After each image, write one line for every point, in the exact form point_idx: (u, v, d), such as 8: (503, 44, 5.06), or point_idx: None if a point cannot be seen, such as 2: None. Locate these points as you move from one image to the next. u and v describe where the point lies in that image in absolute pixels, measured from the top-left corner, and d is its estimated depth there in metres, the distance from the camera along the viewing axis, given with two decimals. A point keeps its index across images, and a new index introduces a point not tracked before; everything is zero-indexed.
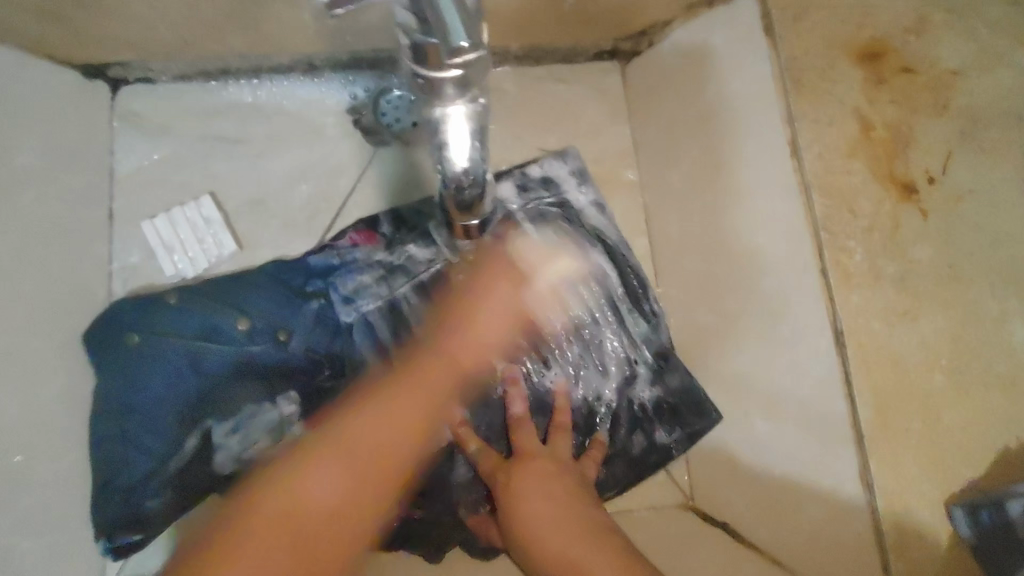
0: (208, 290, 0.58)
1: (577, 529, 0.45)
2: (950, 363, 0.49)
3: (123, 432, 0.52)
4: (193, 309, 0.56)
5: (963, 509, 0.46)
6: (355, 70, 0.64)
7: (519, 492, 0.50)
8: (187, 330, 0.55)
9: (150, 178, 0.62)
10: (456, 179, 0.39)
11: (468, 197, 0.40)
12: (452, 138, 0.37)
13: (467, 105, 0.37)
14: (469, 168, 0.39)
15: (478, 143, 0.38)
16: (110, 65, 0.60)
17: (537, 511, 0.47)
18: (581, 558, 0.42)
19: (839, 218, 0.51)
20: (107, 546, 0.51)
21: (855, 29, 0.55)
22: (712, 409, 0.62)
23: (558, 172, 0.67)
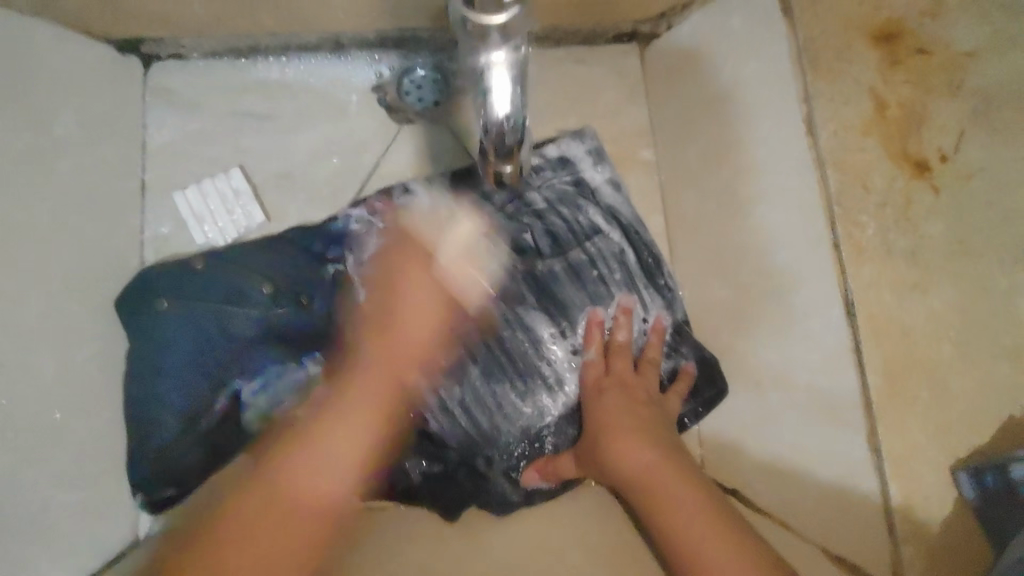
0: (235, 257, 0.59)
1: (675, 473, 0.49)
2: (959, 335, 0.50)
3: (154, 392, 0.54)
4: (219, 274, 0.58)
5: (967, 472, 0.47)
6: (381, 49, 0.65)
7: (605, 416, 0.54)
8: (214, 294, 0.57)
9: (180, 151, 0.64)
10: (497, 126, 0.39)
11: (509, 143, 0.40)
12: (496, 84, 0.38)
13: (510, 52, 0.38)
14: (509, 116, 0.39)
15: (518, 90, 0.39)
16: (143, 41, 0.62)
17: (633, 451, 0.51)
18: (677, 502, 0.47)
19: (851, 193, 0.53)
20: (145, 499, 0.54)
21: (870, 11, 0.57)
22: (721, 379, 0.64)
23: (575, 152, 0.67)
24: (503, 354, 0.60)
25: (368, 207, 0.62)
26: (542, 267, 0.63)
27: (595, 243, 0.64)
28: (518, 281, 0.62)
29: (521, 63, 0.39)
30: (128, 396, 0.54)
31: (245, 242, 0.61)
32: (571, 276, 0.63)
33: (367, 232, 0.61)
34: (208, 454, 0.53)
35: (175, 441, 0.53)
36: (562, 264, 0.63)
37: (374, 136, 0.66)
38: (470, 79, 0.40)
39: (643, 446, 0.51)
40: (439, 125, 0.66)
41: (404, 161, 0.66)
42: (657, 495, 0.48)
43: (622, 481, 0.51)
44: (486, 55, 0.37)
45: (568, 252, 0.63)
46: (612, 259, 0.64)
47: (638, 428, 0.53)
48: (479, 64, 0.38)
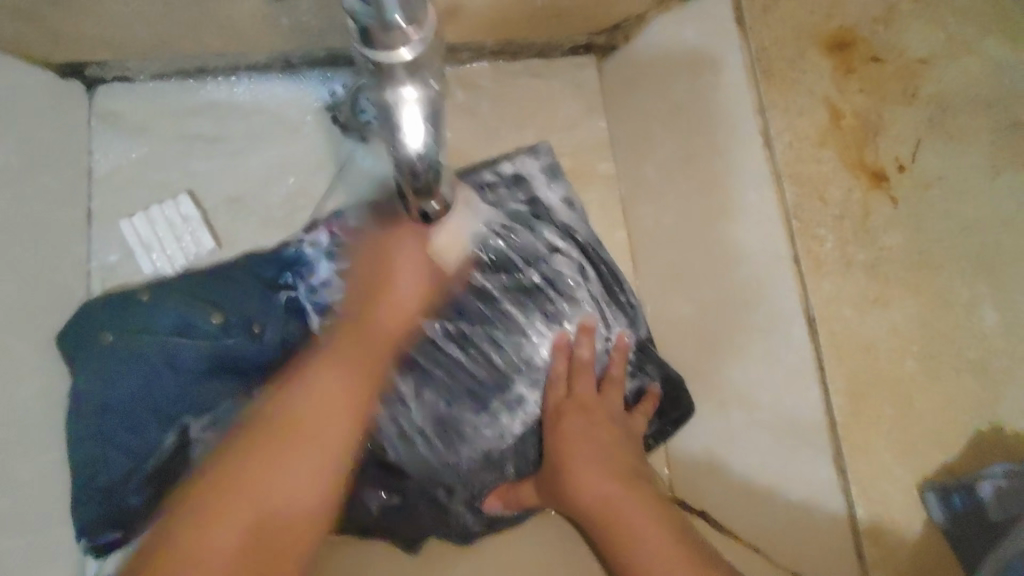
0: (183, 286, 0.58)
1: (638, 507, 0.50)
2: (920, 349, 0.50)
3: (100, 431, 0.53)
4: (166, 306, 0.57)
5: (934, 492, 0.47)
6: (333, 67, 0.64)
7: (567, 448, 0.55)
8: (161, 326, 0.56)
9: (128, 178, 0.62)
10: (411, 165, 0.38)
11: (424, 180, 0.40)
12: (406, 122, 0.37)
13: (420, 88, 0.36)
14: (423, 153, 0.38)
15: (432, 128, 0.38)
16: (87, 65, 0.61)
17: (595, 484, 0.52)
18: (640, 537, 0.48)
19: (810, 208, 0.52)
20: (90, 544, 0.52)
21: (823, 20, 0.56)
22: (688, 401, 0.61)
23: (529, 169, 0.66)
24: (463, 379, 0.60)
25: (321, 231, 0.61)
26: (495, 291, 0.63)
27: (551, 263, 0.64)
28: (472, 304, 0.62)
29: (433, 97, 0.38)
30: (72, 436, 0.53)
31: (195, 270, 0.59)
32: (527, 297, 0.63)
33: (320, 256, 0.61)
34: (159, 493, 0.53)
35: (126, 479, 0.53)
36: (518, 284, 0.63)
37: (328, 157, 0.64)
38: (381, 113, 0.39)
39: (604, 479, 0.52)
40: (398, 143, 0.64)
41: (359, 181, 0.64)
42: (618, 525, 0.50)
43: (584, 515, 0.52)
44: (394, 92, 0.36)
45: (524, 272, 0.63)
46: (569, 279, 0.63)
47: (600, 458, 0.53)
48: (388, 99, 0.36)
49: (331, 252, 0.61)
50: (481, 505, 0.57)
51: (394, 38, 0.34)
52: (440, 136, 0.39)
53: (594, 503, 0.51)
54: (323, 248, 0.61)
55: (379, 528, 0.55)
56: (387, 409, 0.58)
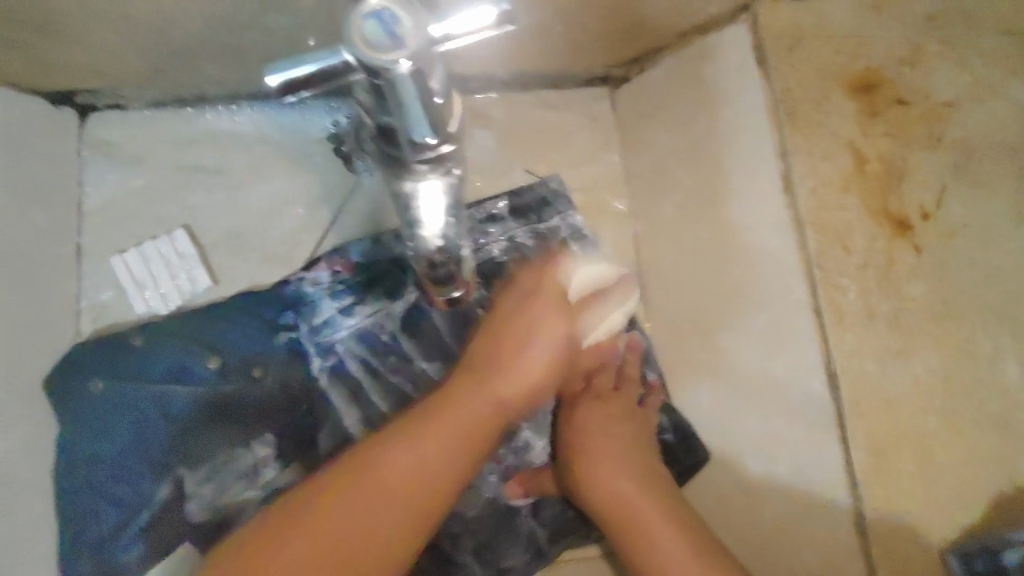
0: (179, 328, 0.56)
1: (663, 511, 0.49)
2: (944, 404, 0.48)
3: (92, 484, 0.50)
4: (162, 350, 0.54)
5: (957, 556, 0.46)
6: (337, 97, 0.61)
7: (583, 444, 0.53)
8: (155, 373, 0.53)
9: (120, 210, 0.60)
10: (429, 256, 0.42)
11: (443, 274, 0.43)
12: (426, 214, 0.42)
13: (440, 180, 0.42)
14: (440, 242, 0.42)
15: (451, 216, 0.42)
16: (78, 91, 0.58)
17: (617, 486, 0.50)
18: (664, 546, 0.47)
19: (832, 256, 0.51)
20: None
21: (848, 58, 0.55)
22: (700, 446, 0.58)
23: (541, 202, 0.65)
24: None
25: (325, 268, 0.58)
26: None
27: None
28: None
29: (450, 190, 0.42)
30: (62, 489, 0.51)
31: (191, 311, 0.57)
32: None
33: (322, 293, 0.58)
34: (151, 550, 0.50)
35: (114, 534, 0.50)
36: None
37: (333, 188, 0.62)
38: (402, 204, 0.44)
39: (619, 474, 0.51)
40: None
41: (364, 215, 0.62)
42: (626, 518, 0.49)
43: (598, 511, 0.50)
44: (414, 184, 0.42)
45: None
46: None
47: (616, 451, 0.52)
48: (406, 190, 0.42)
49: (333, 290, 0.58)
50: (488, 557, 0.55)
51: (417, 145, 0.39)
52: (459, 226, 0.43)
53: (621, 506, 0.49)
54: (325, 283, 0.58)
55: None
56: None
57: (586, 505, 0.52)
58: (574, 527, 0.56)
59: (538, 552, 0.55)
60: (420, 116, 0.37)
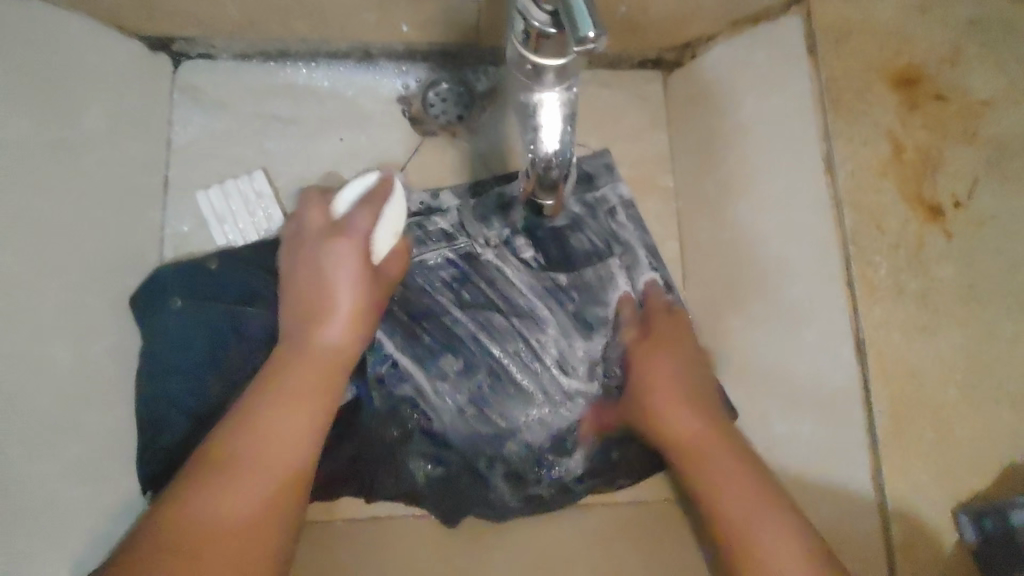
0: (249, 257, 0.61)
1: (732, 444, 0.51)
2: (964, 379, 0.51)
3: (166, 391, 0.55)
4: (234, 276, 0.60)
5: (968, 516, 0.49)
6: (409, 61, 0.67)
7: (654, 381, 0.56)
8: (227, 295, 0.59)
9: (204, 152, 0.65)
10: (546, 160, 0.45)
11: (553, 174, 0.46)
12: (545, 121, 0.43)
13: (562, 91, 0.42)
14: (558, 152, 0.44)
15: (568, 128, 0.44)
16: (175, 39, 0.64)
17: (686, 422, 0.53)
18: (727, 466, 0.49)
19: (867, 234, 0.54)
20: (151, 499, 0.55)
21: (892, 55, 0.58)
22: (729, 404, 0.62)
23: (593, 174, 0.69)
24: (510, 366, 0.61)
25: None
26: (542, 286, 0.63)
27: (608, 265, 0.64)
28: (521, 296, 0.63)
29: (570, 101, 0.43)
30: (141, 396, 0.56)
31: (262, 244, 0.62)
32: (583, 295, 0.63)
33: None
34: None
35: (187, 438, 0.55)
36: (573, 281, 0.64)
37: (399, 146, 0.67)
38: (522, 112, 0.45)
39: (698, 416, 0.53)
40: (464, 139, 0.68)
41: (425, 171, 0.67)
42: (702, 451, 0.51)
43: (675, 444, 0.53)
44: (538, 94, 0.42)
45: (580, 270, 0.64)
46: (620, 283, 0.64)
47: (683, 392, 0.55)
48: (531, 101, 0.42)
49: None
50: (518, 484, 0.59)
51: (560, 48, 0.37)
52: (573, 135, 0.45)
53: (692, 442, 0.52)
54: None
55: (421, 496, 0.58)
56: (432, 381, 0.60)
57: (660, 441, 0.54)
58: (601, 469, 0.60)
59: (563, 488, 0.60)
60: (580, 12, 0.34)
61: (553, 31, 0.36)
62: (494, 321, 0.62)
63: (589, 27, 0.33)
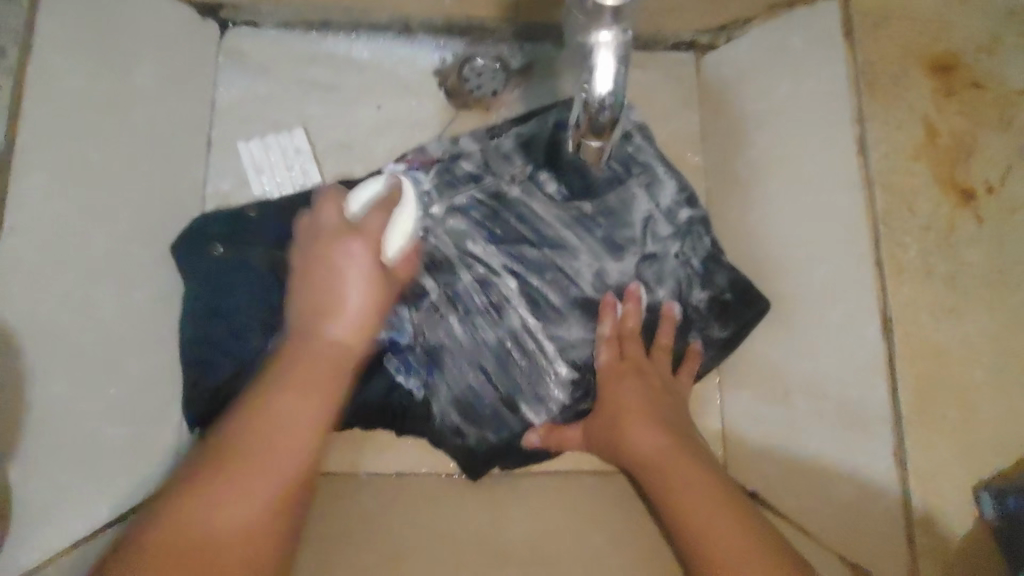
0: (285, 205, 0.63)
1: (682, 453, 0.53)
2: (991, 362, 0.52)
3: (210, 333, 0.58)
4: (273, 222, 0.62)
5: (989, 493, 0.49)
6: (448, 35, 0.69)
7: (614, 392, 0.58)
8: (269, 241, 0.61)
9: (244, 114, 0.66)
10: (597, 101, 0.45)
11: (604, 118, 0.46)
12: (601, 62, 0.43)
13: (617, 34, 0.42)
14: (611, 93, 0.44)
15: (621, 70, 0.44)
16: (224, 5, 0.66)
17: (631, 407, 0.57)
18: (679, 473, 0.52)
19: (897, 216, 0.55)
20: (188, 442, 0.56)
21: (930, 41, 0.59)
22: (761, 298, 0.62)
23: None
24: (547, 292, 0.64)
25: (407, 162, 0.66)
26: (569, 218, 0.66)
27: (629, 188, 0.67)
28: (553, 229, 0.65)
29: (625, 44, 0.43)
30: (185, 339, 0.58)
31: (297, 194, 0.64)
32: (609, 221, 0.66)
33: (398, 182, 0.65)
34: None
35: (225, 382, 0.57)
36: (598, 208, 0.66)
37: (433, 117, 0.69)
38: (578, 59, 0.46)
39: (652, 427, 0.55)
40: (500, 112, 0.69)
41: (459, 138, 0.68)
42: (660, 466, 0.53)
43: (632, 461, 0.55)
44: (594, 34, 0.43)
45: (603, 197, 0.66)
46: (644, 200, 0.67)
47: (646, 413, 0.56)
48: (588, 43, 0.43)
49: (412, 181, 0.65)
50: (565, 405, 0.62)
51: None
52: (627, 79, 0.45)
53: (627, 442, 0.55)
54: (412, 177, 0.65)
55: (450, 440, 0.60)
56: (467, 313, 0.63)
57: (600, 444, 0.58)
58: None
59: None
60: None
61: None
62: (529, 255, 0.64)
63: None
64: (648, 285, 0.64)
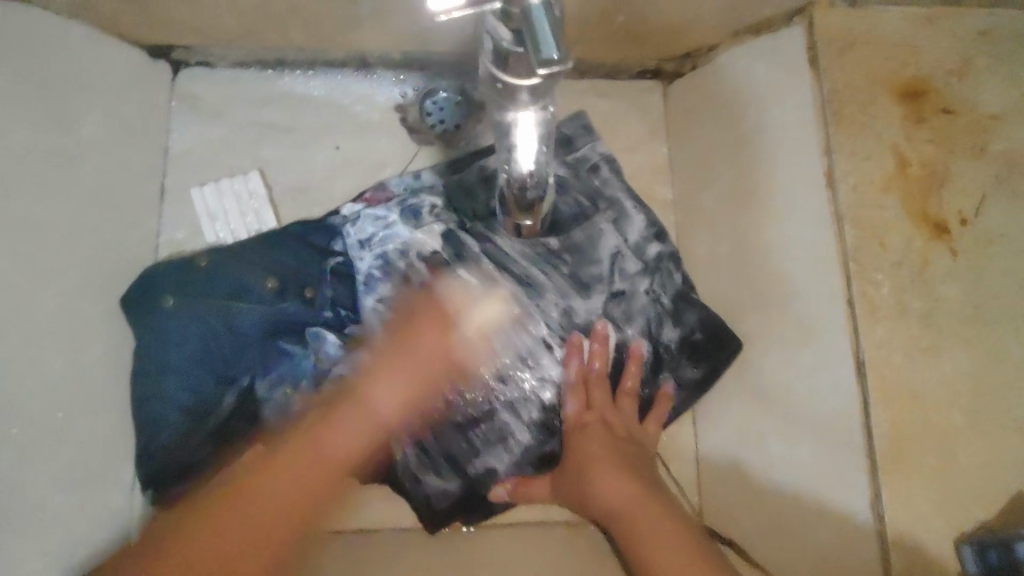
0: (237, 253, 0.61)
1: (654, 506, 0.51)
2: (969, 404, 0.49)
3: (160, 391, 0.56)
4: (224, 271, 0.60)
5: (970, 547, 0.47)
6: (406, 70, 0.67)
7: (580, 443, 0.57)
8: (218, 291, 0.59)
9: (200, 159, 0.65)
10: (521, 178, 0.48)
11: (529, 189, 0.50)
12: (521, 142, 0.45)
13: (537, 114, 0.43)
14: (532, 170, 0.47)
15: (542, 148, 0.46)
16: (174, 48, 0.64)
17: (597, 457, 0.55)
18: (650, 527, 0.49)
19: (868, 251, 0.52)
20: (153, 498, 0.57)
21: (898, 67, 0.57)
22: (731, 337, 0.62)
23: (571, 131, 0.70)
24: (512, 330, 0.62)
25: (365, 201, 0.64)
26: (535, 256, 0.64)
27: (595, 223, 0.65)
28: (519, 268, 0.63)
29: (545, 120, 0.44)
30: (134, 399, 0.56)
31: (253, 240, 0.62)
32: (575, 257, 0.64)
33: (354, 222, 0.64)
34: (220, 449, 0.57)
35: (184, 440, 0.56)
36: (563, 244, 0.64)
37: (393, 155, 0.67)
38: (501, 126, 0.46)
39: (621, 478, 0.53)
40: (458, 148, 0.68)
41: (420, 173, 0.66)
42: (631, 522, 0.51)
43: (602, 514, 0.53)
44: (512, 114, 0.43)
45: (568, 233, 0.65)
46: (611, 235, 0.65)
47: (616, 463, 0.55)
48: (507, 121, 0.44)
49: (370, 220, 0.64)
50: (532, 449, 0.61)
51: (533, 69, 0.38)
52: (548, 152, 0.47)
53: (594, 494, 0.53)
54: (371, 214, 0.64)
55: (416, 490, 0.60)
56: None
57: (568, 497, 0.56)
58: None
59: None
60: (546, 39, 0.34)
61: (522, 51, 0.37)
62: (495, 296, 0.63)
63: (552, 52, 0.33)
64: (617, 324, 0.63)
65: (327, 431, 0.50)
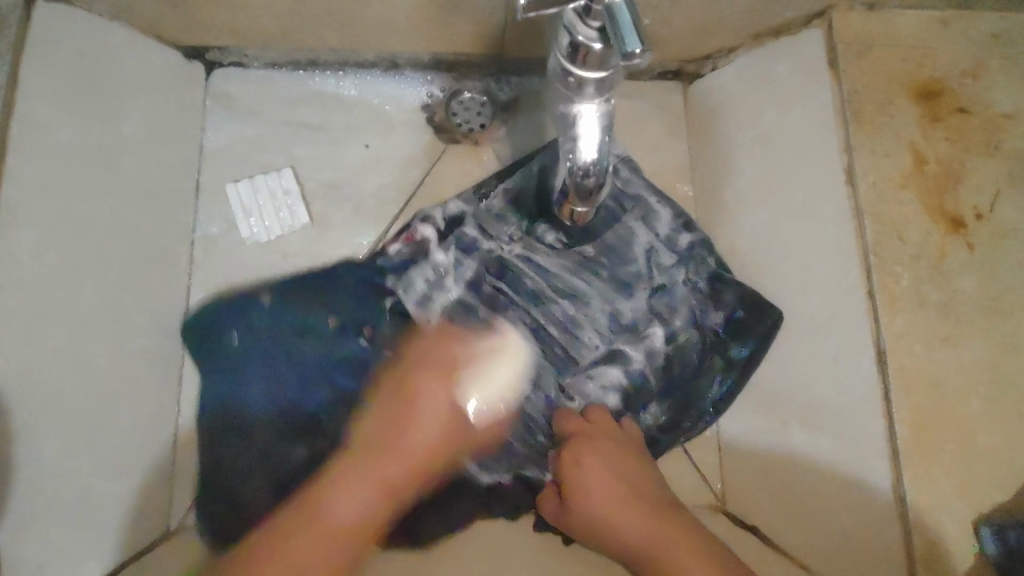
0: (298, 287, 0.63)
1: (676, 540, 0.49)
2: (987, 392, 0.51)
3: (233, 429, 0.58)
4: (290, 308, 0.62)
5: (989, 528, 0.48)
6: (434, 71, 0.69)
7: (580, 476, 0.55)
8: (284, 326, 0.61)
9: (233, 157, 0.67)
10: (584, 168, 0.48)
11: (590, 182, 0.49)
12: (585, 131, 0.46)
13: (601, 102, 0.45)
14: (596, 159, 0.48)
15: (605, 136, 0.47)
16: (210, 49, 0.66)
17: (598, 492, 0.54)
18: (676, 565, 0.47)
19: (888, 245, 0.54)
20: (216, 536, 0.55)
21: (914, 67, 0.59)
22: (770, 308, 0.62)
23: None
24: (566, 342, 0.64)
25: (407, 238, 0.65)
26: (574, 264, 0.66)
27: (625, 224, 0.67)
28: (563, 280, 0.65)
29: (607, 111, 0.47)
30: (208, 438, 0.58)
31: (310, 272, 0.64)
32: (612, 259, 0.66)
33: (399, 264, 0.64)
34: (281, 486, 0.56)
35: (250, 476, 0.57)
36: (598, 249, 0.66)
37: (421, 152, 0.69)
38: (562, 121, 0.48)
39: (631, 514, 0.52)
40: (487, 149, 0.69)
41: (454, 199, 0.67)
42: (657, 555, 0.49)
43: (627, 551, 0.51)
44: (577, 105, 0.46)
45: (601, 236, 0.66)
46: (641, 232, 0.67)
47: (630, 501, 0.53)
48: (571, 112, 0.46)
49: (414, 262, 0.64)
50: None
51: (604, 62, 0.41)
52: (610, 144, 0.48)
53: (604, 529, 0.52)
54: (415, 252, 0.64)
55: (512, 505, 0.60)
56: None
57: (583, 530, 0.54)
58: (669, 424, 0.64)
59: (651, 439, 0.63)
60: (628, 28, 0.37)
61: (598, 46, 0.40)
62: (548, 311, 0.64)
63: (636, 44, 0.37)
64: (663, 318, 0.64)
65: (345, 493, 0.48)
